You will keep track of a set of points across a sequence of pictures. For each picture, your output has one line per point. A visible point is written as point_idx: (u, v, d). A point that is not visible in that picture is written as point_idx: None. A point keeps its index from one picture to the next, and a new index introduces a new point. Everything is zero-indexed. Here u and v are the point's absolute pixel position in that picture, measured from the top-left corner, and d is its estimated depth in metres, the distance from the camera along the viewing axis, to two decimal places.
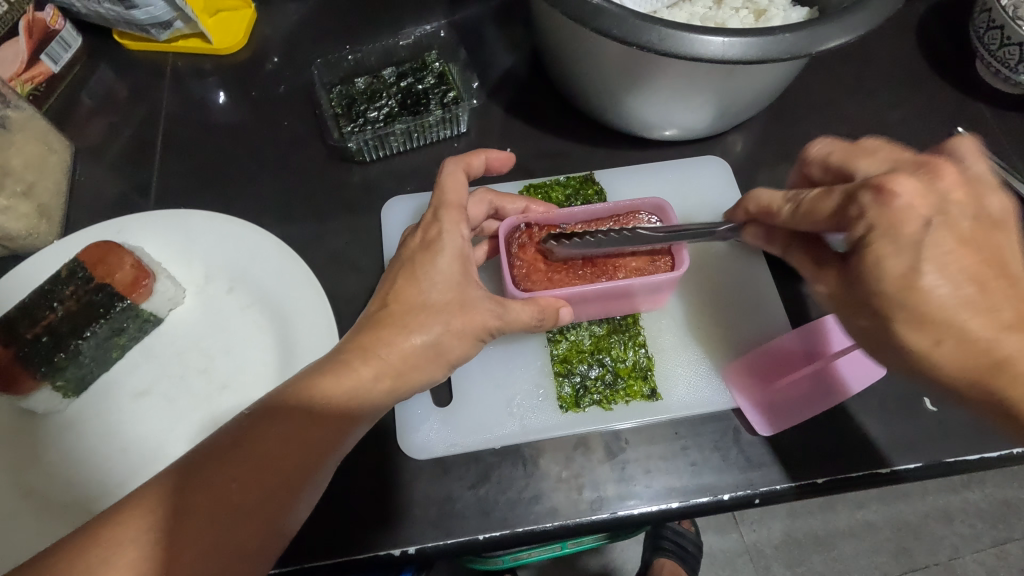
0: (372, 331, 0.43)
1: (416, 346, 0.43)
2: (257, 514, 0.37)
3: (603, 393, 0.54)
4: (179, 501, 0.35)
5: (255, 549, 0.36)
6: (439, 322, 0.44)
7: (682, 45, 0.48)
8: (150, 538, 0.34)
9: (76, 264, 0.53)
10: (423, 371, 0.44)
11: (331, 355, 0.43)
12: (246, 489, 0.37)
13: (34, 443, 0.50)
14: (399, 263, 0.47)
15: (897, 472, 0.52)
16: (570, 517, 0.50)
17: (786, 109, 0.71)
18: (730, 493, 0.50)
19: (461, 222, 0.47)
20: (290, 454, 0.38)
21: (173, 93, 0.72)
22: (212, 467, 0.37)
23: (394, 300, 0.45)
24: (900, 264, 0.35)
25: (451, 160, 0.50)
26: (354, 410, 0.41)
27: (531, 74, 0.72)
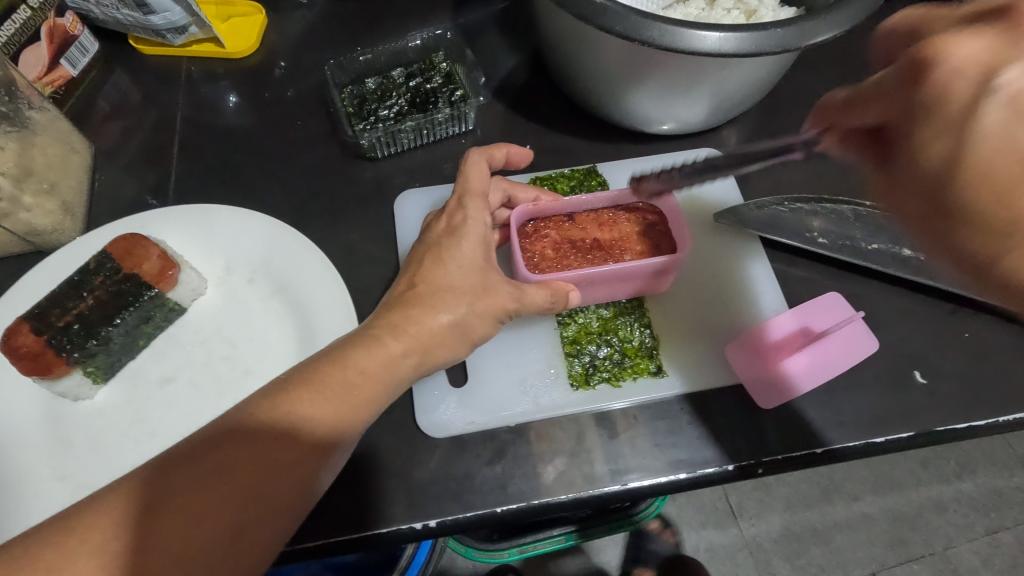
0: (400, 310, 0.46)
1: (443, 324, 0.46)
2: (289, 476, 0.38)
3: (611, 371, 0.56)
4: (216, 459, 0.36)
5: (286, 508, 0.38)
6: (464, 303, 0.47)
7: (681, 41, 0.51)
8: (187, 493, 0.35)
9: (104, 256, 0.54)
10: (447, 349, 0.47)
11: (360, 332, 0.45)
12: (283, 447, 0.38)
13: (64, 428, 0.52)
14: (423, 248, 0.50)
15: (890, 442, 0.55)
16: (583, 490, 0.52)
17: (777, 104, 0.74)
18: (734, 464, 0.53)
19: (483, 210, 0.50)
20: (325, 418, 0.40)
21: (187, 96, 0.75)
22: (247, 428, 0.38)
23: (422, 281, 0.47)
24: (941, 153, 0.28)
25: (474, 151, 0.53)
26: (384, 379, 0.43)
27: (534, 74, 0.75)
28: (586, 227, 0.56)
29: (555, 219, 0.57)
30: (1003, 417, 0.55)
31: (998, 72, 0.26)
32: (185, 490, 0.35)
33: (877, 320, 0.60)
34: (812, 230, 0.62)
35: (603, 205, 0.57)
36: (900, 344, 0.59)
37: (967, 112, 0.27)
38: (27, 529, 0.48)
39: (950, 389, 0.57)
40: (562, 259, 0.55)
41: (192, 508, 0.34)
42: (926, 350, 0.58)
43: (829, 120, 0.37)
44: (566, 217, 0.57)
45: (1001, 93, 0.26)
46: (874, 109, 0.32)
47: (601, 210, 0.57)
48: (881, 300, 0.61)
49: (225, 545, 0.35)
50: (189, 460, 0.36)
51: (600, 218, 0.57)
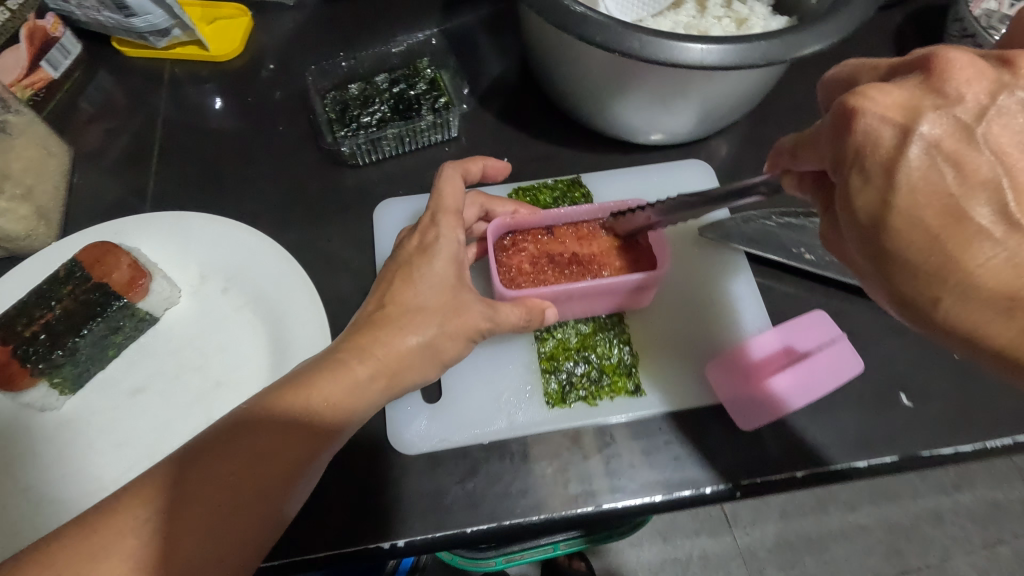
0: (368, 332, 0.45)
1: (411, 346, 0.45)
2: (276, 481, 0.39)
3: (588, 389, 0.55)
4: (206, 465, 0.37)
5: (273, 512, 0.39)
6: (433, 324, 0.46)
7: (663, 52, 0.50)
8: (178, 497, 0.36)
9: (73, 264, 0.54)
10: (416, 371, 0.46)
11: (326, 355, 0.44)
12: (245, 480, 0.38)
13: (31, 439, 0.52)
14: (395, 266, 0.49)
15: (875, 466, 0.53)
16: (556, 511, 0.51)
17: (769, 114, 0.73)
18: (712, 487, 0.52)
19: (457, 228, 0.49)
20: (287, 449, 0.39)
21: (170, 99, 0.74)
22: (237, 434, 0.39)
23: (390, 302, 0.46)
24: (871, 199, 0.28)
25: (450, 165, 0.52)
26: (349, 405, 0.43)
27: (521, 81, 0.74)
28: (565, 242, 0.55)
29: (534, 234, 0.55)
30: (993, 442, 0.54)
31: (915, 125, 0.27)
32: (177, 494, 0.36)
33: (864, 339, 0.58)
34: (800, 246, 0.60)
35: (583, 220, 0.56)
36: (887, 364, 0.57)
37: (889, 162, 0.28)
38: None
39: (938, 411, 0.55)
40: (540, 274, 0.54)
41: (182, 511, 0.35)
42: (914, 370, 0.57)
43: (784, 165, 0.37)
44: (545, 231, 0.56)
45: (922, 143, 0.27)
46: (812, 156, 0.33)
47: (581, 224, 0.56)
48: (869, 318, 0.60)
49: (214, 548, 0.35)
50: (180, 465, 0.37)
51: (580, 233, 0.56)
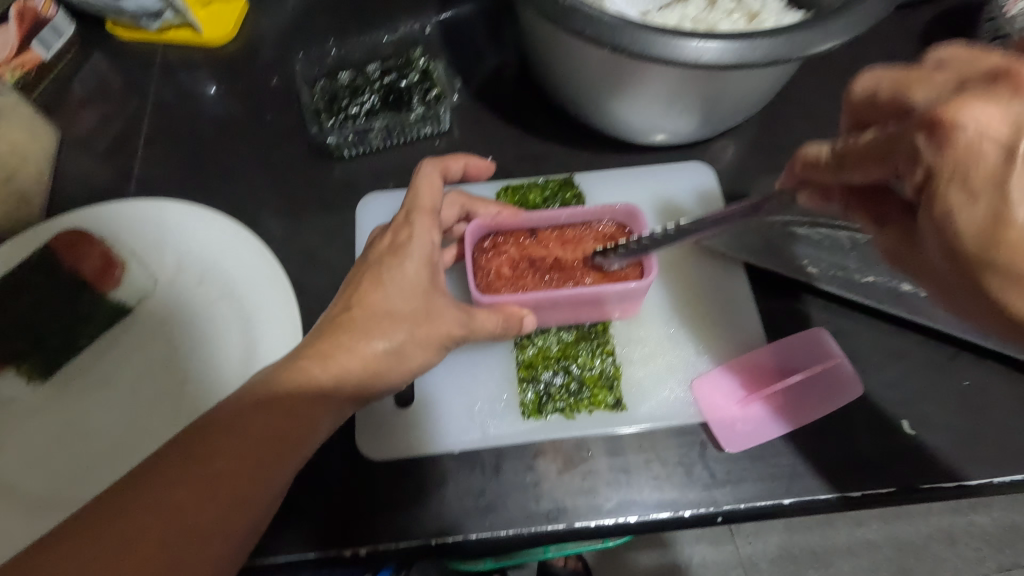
0: (332, 336, 0.42)
1: (378, 352, 0.42)
2: (243, 493, 0.37)
3: (566, 401, 0.53)
4: (166, 482, 0.36)
5: (243, 523, 0.37)
6: (402, 329, 0.43)
7: (656, 49, 0.47)
8: (138, 518, 0.35)
9: (47, 251, 0.54)
10: (385, 379, 0.43)
11: (286, 361, 0.42)
12: (195, 503, 0.36)
13: (2, 427, 0.52)
14: (365, 266, 0.46)
15: (870, 497, 0.49)
16: (524, 527, 0.48)
17: (779, 116, 0.69)
18: (691, 510, 0.49)
19: (432, 228, 0.47)
20: (239, 466, 0.37)
21: (163, 83, 0.73)
22: (199, 448, 0.37)
23: (357, 304, 0.43)
24: (976, 214, 0.28)
25: (428, 162, 0.50)
26: (309, 413, 0.40)
27: (519, 74, 0.71)
28: (548, 245, 0.53)
29: (517, 235, 0.53)
30: (1001, 478, 0.50)
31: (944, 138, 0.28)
32: (137, 515, 0.35)
33: (866, 360, 0.55)
34: (802, 257, 0.56)
35: (570, 222, 0.53)
36: (889, 387, 0.54)
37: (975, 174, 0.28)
38: None
39: (942, 441, 0.51)
40: (520, 278, 0.52)
41: (143, 532, 0.34)
42: (919, 395, 0.53)
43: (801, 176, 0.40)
44: (528, 233, 0.53)
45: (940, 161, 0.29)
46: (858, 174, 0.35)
47: (566, 227, 0.53)
48: (873, 338, 0.56)
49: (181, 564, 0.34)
50: (139, 484, 0.36)
51: (567, 237, 0.53)
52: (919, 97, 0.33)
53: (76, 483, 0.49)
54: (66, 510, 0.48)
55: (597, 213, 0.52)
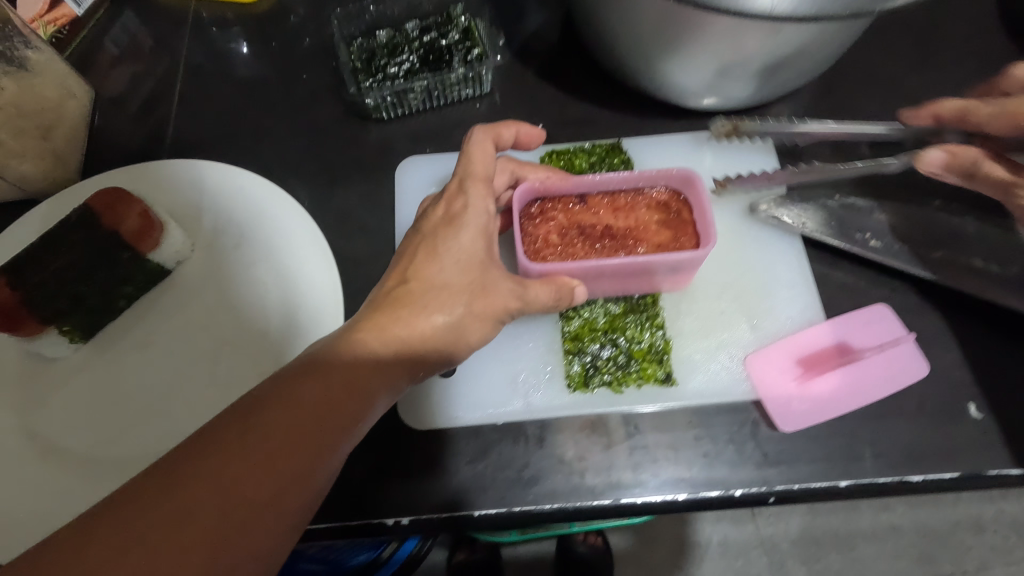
0: (389, 309, 0.41)
1: (436, 326, 0.41)
2: (298, 469, 0.35)
3: (614, 374, 0.51)
4: (222, 455, 0.34)
5: (299, 500, 0.35)
6: (460, 303, 0.42)
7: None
8: (194, 488, 0.33)
9: (84, 210, 0.51)
10: (440, 353, 0.42)
11: (343, 333, 0.40)
12: (254, 475, 0.34)
13: (42, 386, 0.51)
14: (417, 237, 0.44)
15: (932, 482, 0.47)
16: (569, 501, 0.47)
17: (840, 80, 0.64)
18: (743, 489, 0.47)
19: (487, 198, 0.45)
20: (299, 439, 0.36)
21: (195, 41, 0.71)
22: (258, 419, 0.35)
23: (415, 277, 0.42)
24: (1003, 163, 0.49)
25: (480, 128, 0.47)
26: (368, 387, 0.39)
27: (563, 35, 0.67)
28: (599, 212, 0.50)
29: (567, 201, 0.51)
30: None
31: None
32: (193, 487, 0.33)
33: (929, 340, 0.52)
34: (863, 230, 0.54)
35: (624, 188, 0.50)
36: (955, 368, 0.51)
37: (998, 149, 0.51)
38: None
39: (1010, 427, 0.49)
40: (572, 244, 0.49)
41: (200, 504, 0.33)
42: (987, 377, 0.50)
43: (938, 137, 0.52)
44: (577, 199, 0.51)
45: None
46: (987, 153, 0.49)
47: (618, 193, 0.51)
48: (939, 317, 0.53)
49: (237, 541, 0.33)
50: (196, 452, 0.34)
51: (621, 203, 0.51)
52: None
53: (118, 443, 0.49)
54: (108, 470, 0.48)
55: (655, 178, 0.50)
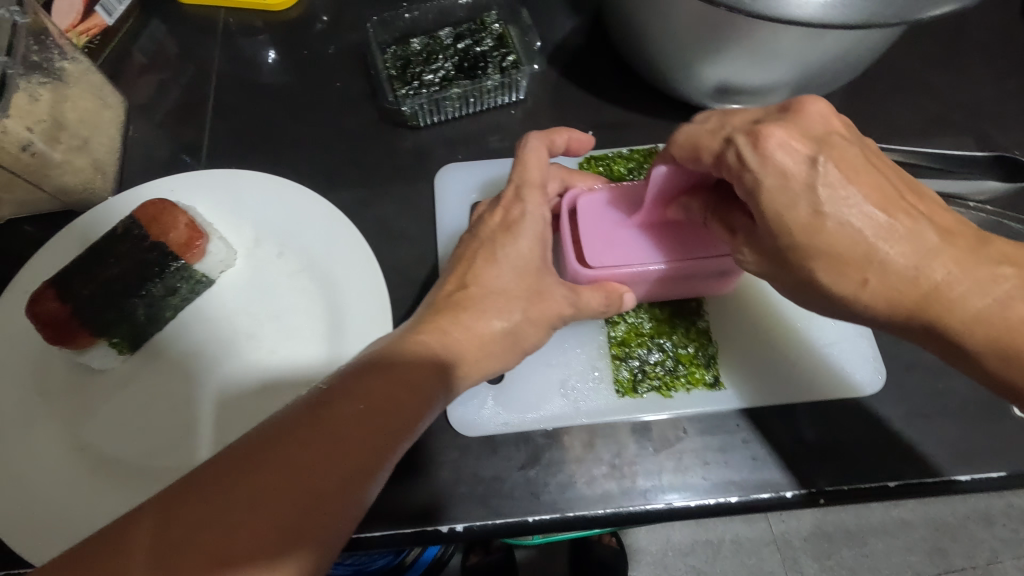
0: (449, 313, 0.42)
1: (495, 331, 0.42)
2: (361, 463, 0.34)
3: (662, 379, 0.51)
4: (289, 443, 0.34)
5: (361, 492, 0.34)
6: (518, 309, 0.42)
7: (784, 7, 0.42)
8: (264, 473, 0.32)
9: (131, 222, 0.52)
10: (499, 358, 0.43)
11: (406, 333, 0.41)
12: (322, 464, 0.33)
13: (92, 398, 0.51)
14: (474, 241, 0.45)
15: (977, 481, 0.49)
16: (623, 505, 0.48)
17: (872, 83, 0.65)
18: (793, 491, 0.48)
19: (543, 204, 0.46)
20: (365, 433, 0.35)
21: (224, 50, 0.71)
22: (327, 411, 0.35)
23: (474, 282, 0.43)
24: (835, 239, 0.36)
25: (535, 135, 0.48)
26: (429, 388, 0.38)
27: (594, 40, 0.68)
28: None
29: (607, 214, 0.48)
30: None
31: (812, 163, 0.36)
32: (257, 471, 0.32)
33: None
34: None
35: (663, 204, 0.46)
36: None
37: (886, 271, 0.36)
38: (47, 498, 0.47)
39: None
40: (609, 257, 0.47)
41: (269, 489, 0.32)
42: None
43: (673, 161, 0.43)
44: None
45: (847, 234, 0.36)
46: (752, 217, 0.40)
47: None
48: None
49: (297, 528, 0.32)
50: (267, 440, 0.34)
51: (657, 216, 0.47)
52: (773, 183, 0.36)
53: (169, 453, 0.49)
54: (163, 479, 0.48)
55: (692, 192, 0.45)
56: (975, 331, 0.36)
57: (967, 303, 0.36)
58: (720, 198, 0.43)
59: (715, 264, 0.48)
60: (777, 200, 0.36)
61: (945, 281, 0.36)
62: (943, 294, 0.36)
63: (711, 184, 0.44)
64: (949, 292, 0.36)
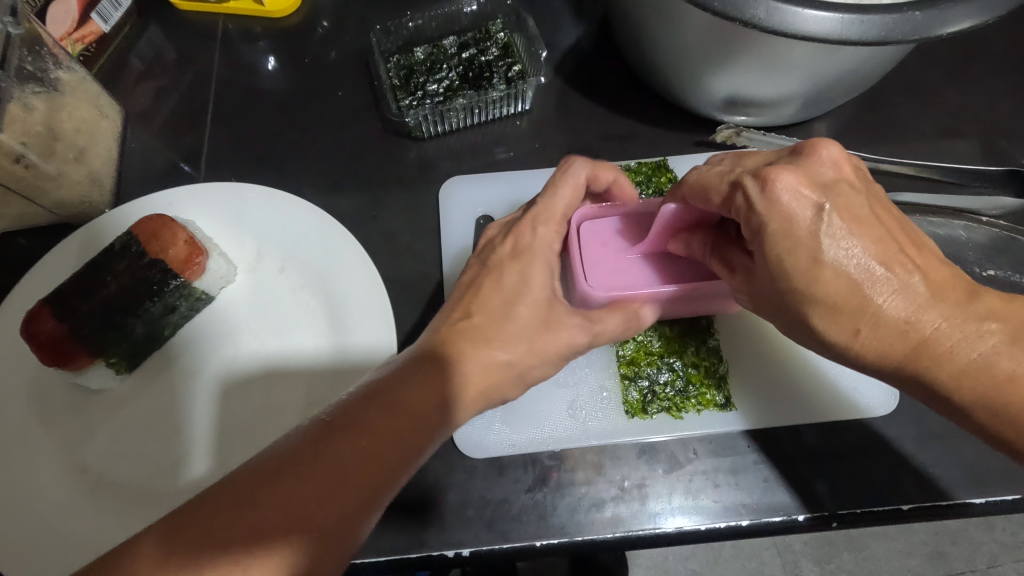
0: (459, 337, 0.41)
1: (504, 358, 0.41)
2: (360, 500, 0.33)
3: (673, 400, 0.50)
4: (288, 478, 0.32)
5: (358, 530, 0.33)
6: (524, 340, 0.41)
7: (804, 23, 0.41)
8: (261, 512, 0.31)
9: (129, 238, 0.51)
10: (507, 384, 0.42)
11: (412, 358, 0.39)
12: (320, 502, 0.32)
13: (90, 419, 0.50)
14: (483, 269, 0.44)
15: (992, 503, 0.48)
16: (632, 529, 0.47)
17: (883, 94, 0.64)
18: (806, 514, 0.47)
19: (554, 240, 0.46)
20: (365, 470, 0.34)
21: (223, 57, 0.69)
22: (326, 444, 0.34)
23: (479, 309, 0.42)
24: (833, 284, 0.36)
25: (581, 161, 0.47)
26: (432, 420, 0.37)
27: (601, 50, 0.66)
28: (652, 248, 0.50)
29: (613, 242, 0.48)
30: None
31: (822, 204, 0.35)
32: (258, 511, 0.31)
33: None
34: None
35: (668, 238, 0.45)
36: None
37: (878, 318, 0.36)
38: (42, 522, 0.46)
39: None
40: (612, 284, 0.47)
41: (265, 529, 0.31)
42: None
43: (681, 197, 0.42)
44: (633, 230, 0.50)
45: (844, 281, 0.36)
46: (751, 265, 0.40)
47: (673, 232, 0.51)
48: None
49: (299, 570, 0.31)
50: (265, 474, 0.32)
51: (661, 247, 0.47)
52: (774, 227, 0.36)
53: (167, 478, 0.48)
54: (161, 503, 0.47)
55: (696, 228, 0.44)
56: (962, 383, 0.37)
57: (960, 355, 0.36)
58: (723, 237, 0.43)
59: (718, 293, 0.48)
60: (778, 246, 0.36)
61: (939, 333, 0.36)
62: (934, 345, 0.36)
63: (715, 222, 0.44)
64: (939, 344, 0.36)
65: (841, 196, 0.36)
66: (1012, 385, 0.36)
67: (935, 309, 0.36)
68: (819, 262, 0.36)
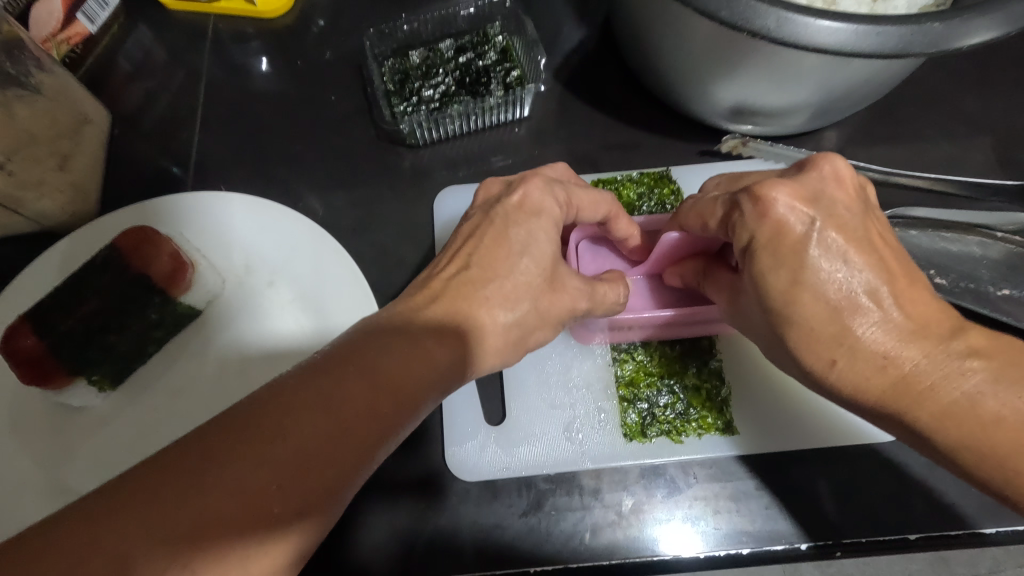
0: (454, 293, 0.37)
1: (501, 323, 0.37)
2: (326, 483, 0.29)
3: (673, 423, 0.49)
4: (243, 454, 0.28)
5: (321, 513, 0.29)
6: (527, 298, 0.38)
7: (816, 34, 0.39)
8: (210, 494, 0.27)
9: (110, 252, 0.49)
10: (500, 354, 0.38)
11: (398, 322, 0.35)
12: (278, 483, 0.28)
13: (71, 438, 0.49)
14: (486, 219, 0.40)
15: (1002, 533, 0.47)
16: (630, 556, 0.46)
17: (896, 103, 0.62)
18: (809, 542, 0.46)
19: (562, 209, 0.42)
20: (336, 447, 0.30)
21: (213, 59, 0.67)
22: (292, 416, 0.29)
23: (479, 263, 0.39)
24: (816, 308, 0.35)
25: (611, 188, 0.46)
26: (415, 392, 0.33)
27: (604, 54, 0.64)
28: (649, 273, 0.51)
29: (615, 263, 0.49)
30: None
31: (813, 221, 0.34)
32: (206, 495, 0.27)
33: None
34: (929, 266, 0.52)
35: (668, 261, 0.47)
36: None
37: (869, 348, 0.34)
38: None
39: None
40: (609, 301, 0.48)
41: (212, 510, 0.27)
42: None
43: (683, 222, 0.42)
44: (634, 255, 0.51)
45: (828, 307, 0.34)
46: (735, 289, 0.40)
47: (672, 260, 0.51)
48: None
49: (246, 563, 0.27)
50: (218, 448, 0.28)
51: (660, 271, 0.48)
52: (761, 245, 0.35)
53: None
54: None
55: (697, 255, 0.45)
56: (945, 423, 0.34)
57: (942, 394, 0.34)
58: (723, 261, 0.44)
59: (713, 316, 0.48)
60: (763, 261, 0.35)
61: (923, 366, 0.34)
62: (916, 381, 0.34)
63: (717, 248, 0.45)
64: (923, 384, 0.34)
65: (836, 214, 0.35)
66: (996, 428, 0.33)
67: (915, 344, 0.34)
68: (800, 283, 0.34)
